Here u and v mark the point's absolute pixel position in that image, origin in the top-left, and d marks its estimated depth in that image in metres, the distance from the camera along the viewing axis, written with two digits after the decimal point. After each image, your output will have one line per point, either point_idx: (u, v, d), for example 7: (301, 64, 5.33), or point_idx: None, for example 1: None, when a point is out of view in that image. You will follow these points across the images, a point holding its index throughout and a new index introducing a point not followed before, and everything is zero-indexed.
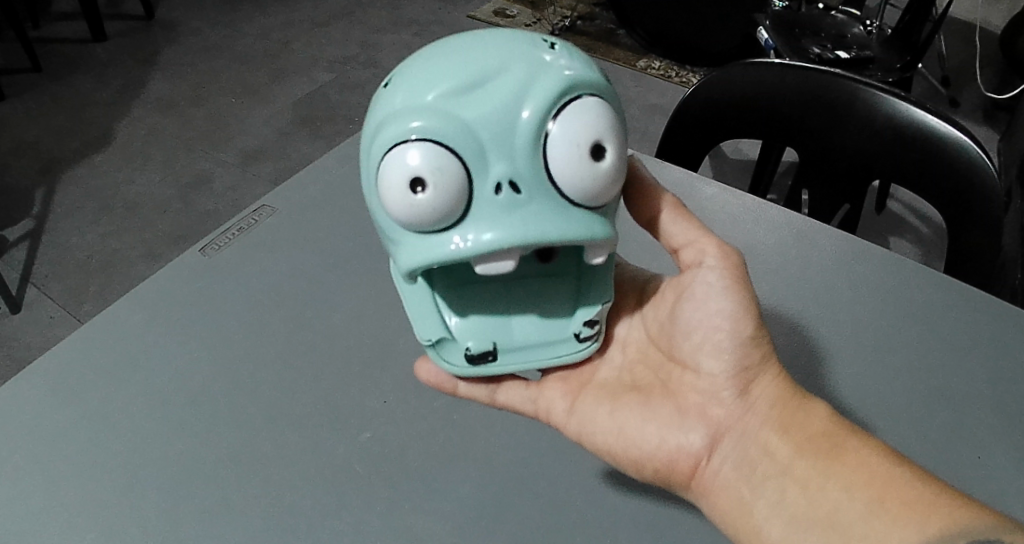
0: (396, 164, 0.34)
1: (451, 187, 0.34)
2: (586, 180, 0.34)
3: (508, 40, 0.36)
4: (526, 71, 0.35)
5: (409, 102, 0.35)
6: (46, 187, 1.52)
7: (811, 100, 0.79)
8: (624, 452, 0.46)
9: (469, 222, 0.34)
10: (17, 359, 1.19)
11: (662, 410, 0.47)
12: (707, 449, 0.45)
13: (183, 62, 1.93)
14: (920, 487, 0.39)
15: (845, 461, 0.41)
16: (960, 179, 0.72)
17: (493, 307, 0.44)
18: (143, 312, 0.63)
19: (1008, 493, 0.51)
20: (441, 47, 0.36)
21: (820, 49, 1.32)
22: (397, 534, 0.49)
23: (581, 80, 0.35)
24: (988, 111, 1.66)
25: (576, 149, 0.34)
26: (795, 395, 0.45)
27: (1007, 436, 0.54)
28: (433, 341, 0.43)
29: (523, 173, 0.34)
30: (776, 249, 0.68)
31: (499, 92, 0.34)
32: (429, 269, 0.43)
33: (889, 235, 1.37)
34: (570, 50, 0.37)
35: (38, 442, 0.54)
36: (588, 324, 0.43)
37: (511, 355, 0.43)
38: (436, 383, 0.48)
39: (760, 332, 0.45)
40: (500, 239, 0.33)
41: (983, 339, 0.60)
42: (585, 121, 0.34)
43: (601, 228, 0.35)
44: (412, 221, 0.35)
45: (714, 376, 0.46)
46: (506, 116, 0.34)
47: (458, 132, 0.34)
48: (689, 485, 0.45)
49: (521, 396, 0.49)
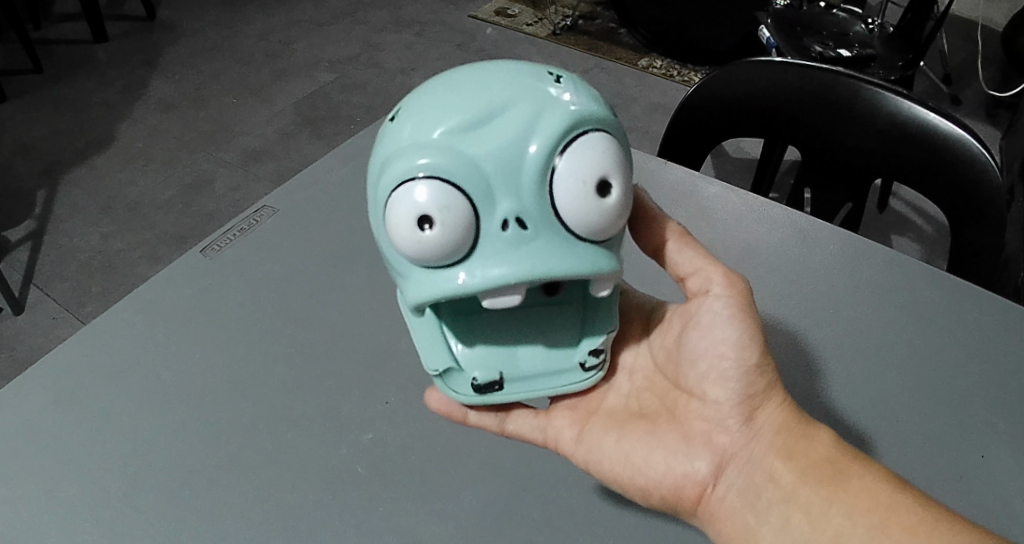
0: (403, 201, 0.34)
1: (457, 224, 0.34)
2: (592, 215, 0.35)
3: (514, 74, 0.37)
4: (533, 108, 0.35)
5: (417, 139, 0.35)
6: (48, 188, 1.52)
7: (813, 100, 0.79)
8: (631, 480, 0.47)
9: (476, 258, 0.35)
10: (20, 360, 1.19)
11: (668, 437, 0.48)
12: (712, 476, 0.46)
13: (184, 62, 1.93)
14: (922, 513, 0.40)
15: (848, 487, 0.42)
16: (964, 181, 0.72)
17: (499, 335, 0.44)
18: (144, 313, 0.63)
19: (1008, 495, 0.51)
20: (448, 82, 0.37)
21: (822, 47, 1.32)
22: (397, 535, 0.50)
23: (587, 115, 0.36)
24: (989, 108, 1.66)
25: (582, 186, 0.35)
26: (800, 421, 0.45)
27: (1008, 438, 0.54)
28: (440, 372, 0.44)
29: (530, 209, 0.35)
30: (776, 251, 0.68)
31: (506, 129, 0.35)
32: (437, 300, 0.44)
33: (891, 233, 1.37)
34: (576, 83, 0.37)
35: (41, 444, 0.54)
36: (593, 353, 0.44)
37: (517, 384, 0.44)
38: (444, 411, 0.49)
39: (764, 360, 0.46)
40: (505, 275, 0.34)
41: (983, 340, 0.60)
42: (592, 157, 0.35)
43: (606, 262, 0.36)
44: (419, 257, 0.35)
45: (719, 403, 0.46)
46: (513, 153, 0.35)
47: (465, 169, 0.34)
48: (695, 512, 0.46)
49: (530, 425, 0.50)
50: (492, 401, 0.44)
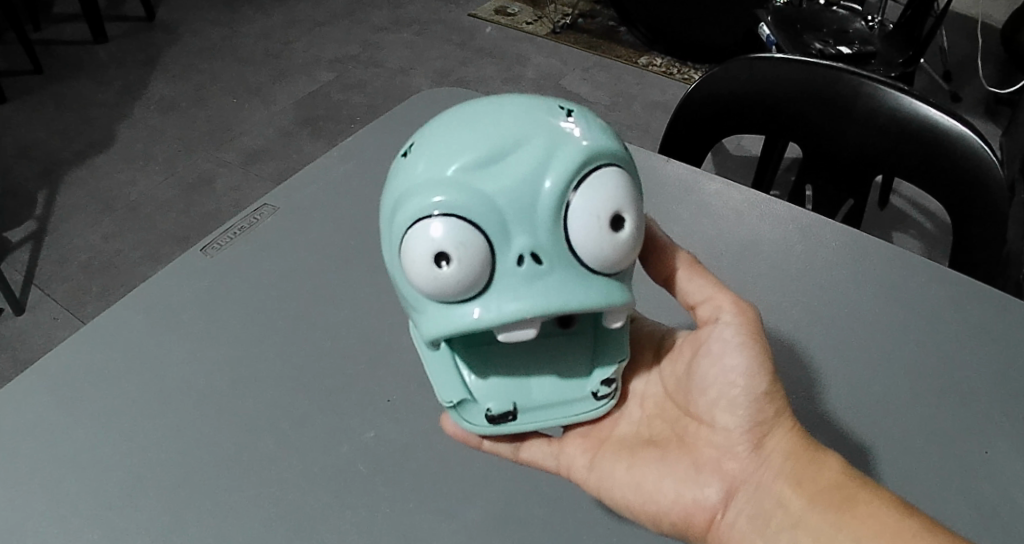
0: (420, 239, 0.36)
1: (472, 261, 0.36)
2: (606, 249, 0.37)
3: (528, 109, 0.39)
4: (547, 143, 0.38)
5: (432, 175, 0.37)
6: (49, 189, 1.52)
7: (813, 97, 0.79)
8: (643, 507, 0.48)
9: (491, 294, 0.37)
10: (22, 361, 1.19)
11: (679, 465, 0.49)
12: (722, 502, 0.47)
13: (184, 62, 1.92)
14: (930, 536, 0.41)
15: (856, 513, 0.43)
16: (968, 176, 0.72)
17: (513, 368, 0.45)
18: (146, 313, 0.63)
19: (1013, 490, 0.52)
20: (461, 118, 0.40)
21: (822, 45, 1.31)
22: (402, 534, 0.49)
23: (598, 149, 0.38)
24: (990, 104, 1.66)
25: (596, 221, 0.37)
26: (808, 446, 0.46)
27: (1011, 436, 0.55)
28: (454, 403, 0.45)
29: (545, 244, 0.37)
30: (778, 248, 0.68)
31: (519, 165, 0.37)
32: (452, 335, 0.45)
33: (892, 230, 1.37)
34: (586, 117, 0.40)
35: (39, 446, 0.54)
36: (605, 383, 0.45)
37: (532, 414, 0.45)
38: (460, 437, 0.50)
39: (773, 387, 0.47)
40: (521, 311, 0.36)
41: (987, 337, 0.61)
42: (604, 194, 0.37)
43: (619, 294, 0.38)
44: (435, 292, 0.37)
45: (730, 430, 0.48)
46: (529, 188, 0.37)
47: (480, 206, 0.36)
48: (705, 537, 0.48)
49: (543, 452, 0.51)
50: (506, 431, 0.45)
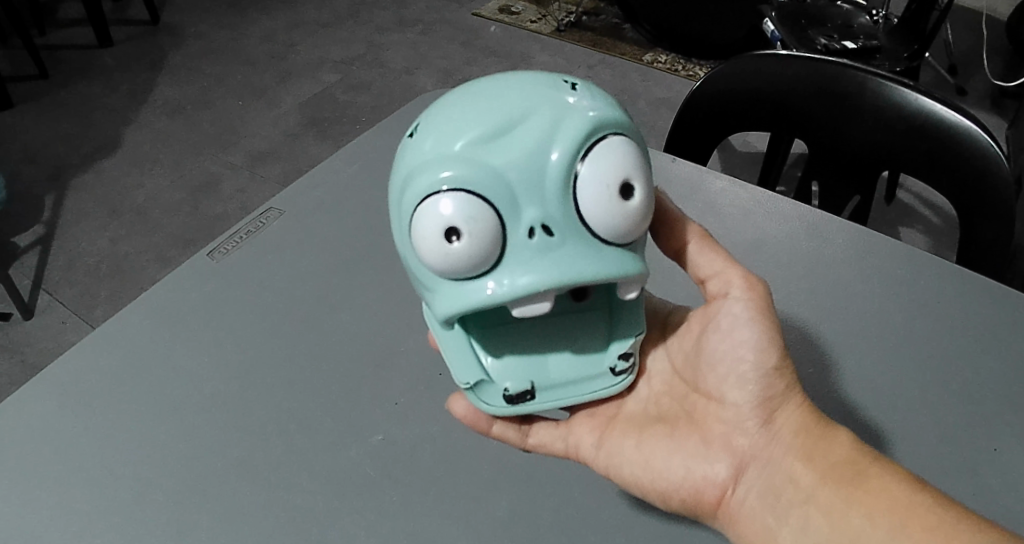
0: (430, 215, 0.37)
1: (484, 235, 0.36)
2: (618, 218, 0.37)
3: (532, 83, 0.40)
4: (551, 115, 0.38)
5: (440, 152, 0.38)
6: (57, 193, 1.52)
7: (819, 89, 0.78)
8: (651, 484, 0.47)
9: (503, 267, 0.37)
10: (30, 365, 1.20)
11: (688, 442, 0.49)
12: (731, 479, 0.47)
13: (189, 66, 1.94)
14: (942, 513, 0.40)
15: (868, 488, 0.43)
16: (973, 167, 0.71)
17: (527, 346, 0.46)
18: (153, 318, 0.63)
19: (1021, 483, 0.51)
20: (466, 95, 0.40)
21: (826, 40, 1.29)
22: (408, 535, 0.49)
23: (603, 120, 0.38)
24: (995, 97, 1.65)
25: (605, 190, 0.37)
26: (818, 423, 0.46)
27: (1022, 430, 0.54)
28: (471, 385, 0.45)
29: (555, 215, 0.37)
30: (786, 244, 0.68)
31: (526, 137, 0.38)
32: (465, 315, 0.45)
33: (900, 226, 1.37)
34: (591, 90, 0.40)
35: (48, 452, 0.54)
36: (622, 357, 0.45)
37: (549, 393, 0.45)
38: (471, 421, 0.49)
39: (783, 362, 0.47)
40: (535, 282, 0.36)
41: (994, 330, 0.60)
42: (612, 161, 0.37)
43: (633, 264, 0.38)
44: (447, 269, 0.37)
45: (738, 406, 0.48)
46: (538, 161, 0.37)
47: (490, 180, 0.37)
48: (714, 515, 0.47)
49: (553, 436, 0.51)
50: (523, 413, 0.45)
